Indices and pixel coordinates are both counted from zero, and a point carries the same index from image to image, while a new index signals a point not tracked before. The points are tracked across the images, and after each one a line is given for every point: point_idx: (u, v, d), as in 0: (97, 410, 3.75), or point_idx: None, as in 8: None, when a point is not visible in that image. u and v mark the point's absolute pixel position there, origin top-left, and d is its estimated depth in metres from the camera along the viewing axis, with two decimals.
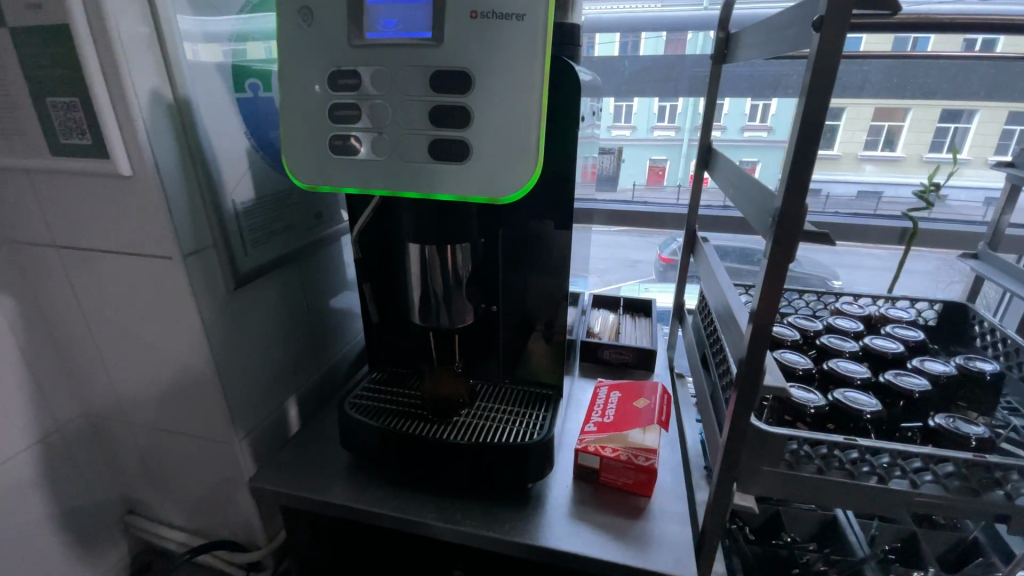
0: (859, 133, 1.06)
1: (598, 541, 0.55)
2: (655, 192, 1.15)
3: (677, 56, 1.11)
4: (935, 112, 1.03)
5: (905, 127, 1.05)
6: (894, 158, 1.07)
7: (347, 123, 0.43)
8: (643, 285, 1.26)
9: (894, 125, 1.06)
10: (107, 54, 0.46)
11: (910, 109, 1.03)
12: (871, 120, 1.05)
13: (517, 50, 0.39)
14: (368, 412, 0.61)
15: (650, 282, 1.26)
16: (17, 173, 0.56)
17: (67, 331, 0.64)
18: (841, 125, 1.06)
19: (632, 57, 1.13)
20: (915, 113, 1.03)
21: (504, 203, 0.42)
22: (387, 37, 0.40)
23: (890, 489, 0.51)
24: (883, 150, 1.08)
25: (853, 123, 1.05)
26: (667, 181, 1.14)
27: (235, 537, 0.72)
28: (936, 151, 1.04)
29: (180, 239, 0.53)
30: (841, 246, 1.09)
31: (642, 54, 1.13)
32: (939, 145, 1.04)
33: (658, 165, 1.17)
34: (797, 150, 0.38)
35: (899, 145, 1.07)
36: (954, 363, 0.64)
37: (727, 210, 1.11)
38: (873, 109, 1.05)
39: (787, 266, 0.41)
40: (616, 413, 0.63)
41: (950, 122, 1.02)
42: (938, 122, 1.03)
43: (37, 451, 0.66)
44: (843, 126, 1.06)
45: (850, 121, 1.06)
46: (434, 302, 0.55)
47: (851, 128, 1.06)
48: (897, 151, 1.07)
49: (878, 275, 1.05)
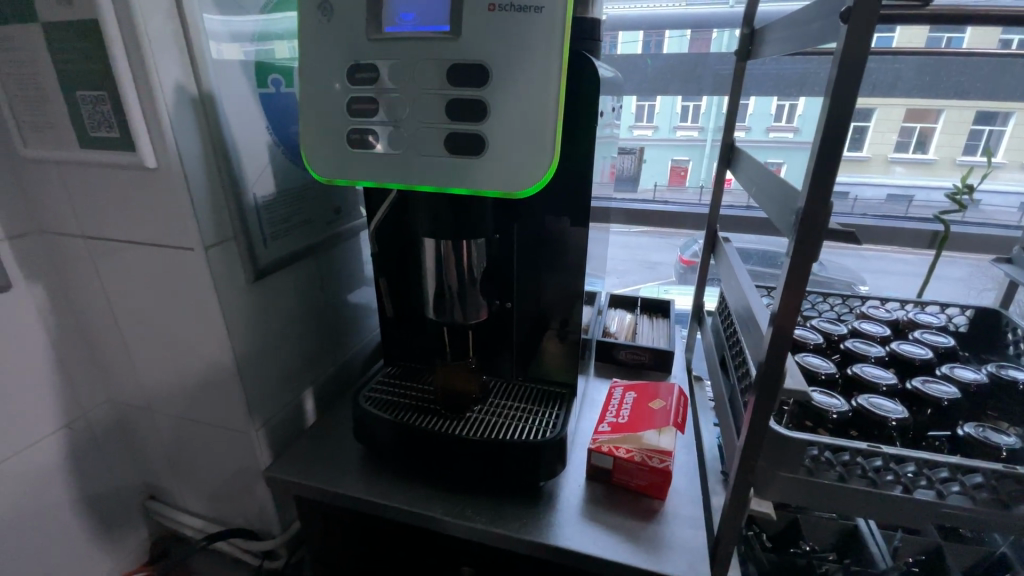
0: (888, 134, 1.03)
1: (609, 542, 0.55)
2: (676, 193, 1.15)
3: (701, 55, 1.09)
4: (969, 115, 0.99)
5: (937, 129, 1.02)
6: (926, 161, 1.04)
7: (364, 117, 0.43)
8: (664, 286, 1.24)
9: (926, 128, 1.02)
10: (135, 49, 0.47)
11: (944, 109, 0.99)
12: (901, 121, 1.01)
13: (535, 43, 0.38)
14: (381, 405, 0.62)
15: (670, 284, 1.25)
16: (49, 165, 0.57)
17: (94, 319, 0.66)
18: (871, 126, 1.03)
19: (656, 56, 1.11)
20: (949, 113, 0.99)
21: (519, 198, 0.42)
22: (405, 31, 0.40)
23: (915, 499, 0.49)
24: (914, 153, 1.05)
25: (883, 124, 1.02)
26: (689, 182, 1.13)
27: (251, 526, 0.73)
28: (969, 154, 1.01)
29: (202, 231, 0.54)
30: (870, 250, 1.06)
31: (665, 52, 1.11)
32: (973, 148, 1.00)
33: (680, 166, 1.15)
34: (822, 148, 0.37)
35: (931, 147, 1.04)
36: (985, 371, 0.61)
37: (750, 212, 1.09)
38: (904, 111, 1.01)
39: (810, 267, 0.40)
40: (631, 414, 0.62)
41: (983, 125, 0.99)
42: (972, 125, 0.99)
43: (64, 436, 0.68)
44: (872, 127, 1.03)
45: (880, 122, 1.02)
46: (448, 298, 0.55)
47: (880, 130, 1.03)
48: (929, 154, 1.04)
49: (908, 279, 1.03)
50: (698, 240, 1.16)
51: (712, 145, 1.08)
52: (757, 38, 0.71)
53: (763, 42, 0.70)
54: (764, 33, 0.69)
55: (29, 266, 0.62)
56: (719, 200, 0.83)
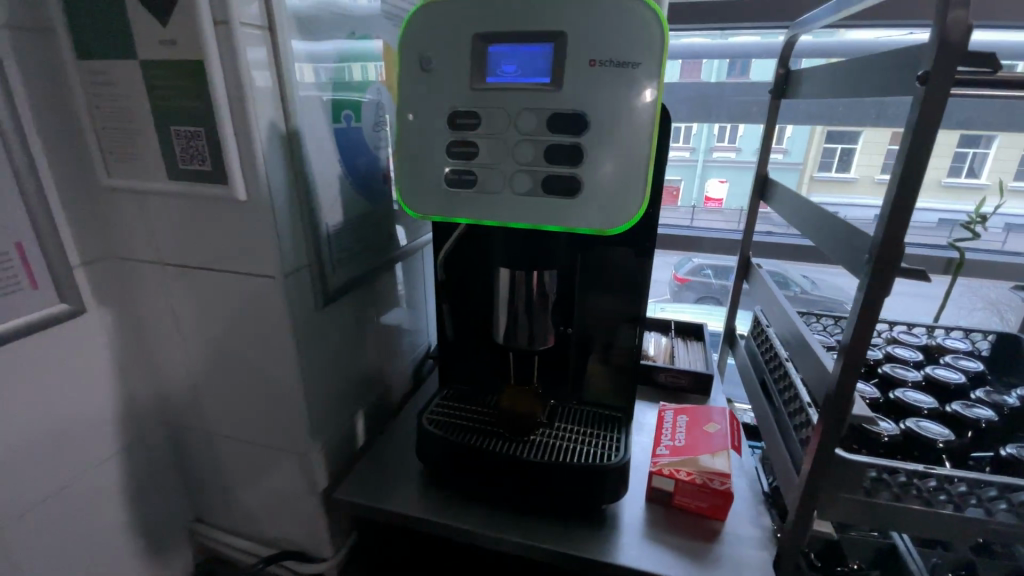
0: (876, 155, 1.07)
1: (676, 563, 0.57)
2: (669, 212, 1.17)
3: (694, 82, 1.13)
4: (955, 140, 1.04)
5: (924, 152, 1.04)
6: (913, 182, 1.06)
7: (464, 158, 0.46)
8: (658, 303, 1.31)
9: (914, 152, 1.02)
10: (237, 90, 0.50)
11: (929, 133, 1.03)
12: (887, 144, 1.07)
13: (632, 96, 0.42)
14: (446, 428, 0.64)
15: (664, 301, 1.32)
16: (130, 193, 0.59)
17: (159, 343, 0.67)
18: (858, 150, 1.09)
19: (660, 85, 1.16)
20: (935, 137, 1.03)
21: (610, 234, 0.45)
22: (507, 81, 0.44)
23: (968, 517, 0.52)
24: None
25: (869, 146, 1.07)
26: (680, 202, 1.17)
27: (303, 548, 0.74)
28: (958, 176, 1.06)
29: (284, 260, 0.57)
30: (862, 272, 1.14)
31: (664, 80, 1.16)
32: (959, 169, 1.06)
33: (674, 185, 1.14)
34: (898, 195, 0.40)
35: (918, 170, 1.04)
36: (1017, 394, 0.65)
37: (772, 237, 1.13)
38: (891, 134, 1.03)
39: (881, 301, 0.43)
40: (687, 437, 0.65)
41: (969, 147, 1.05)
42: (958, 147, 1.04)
43: (122, 459, 0.69)
44: (859, 149, 1.09)
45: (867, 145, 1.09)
46: (519, 326, 0.57)
47: (867, 151, 1.07)
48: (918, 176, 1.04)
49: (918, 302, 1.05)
50: (692, 260, 1.24)
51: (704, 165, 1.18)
52: (794, 78, 0.76)
53: (800, 82, 0.74)
54: (801, 76, 0.74)
55: (100, 290, 0.63)
56: (753, 228, 0.87)
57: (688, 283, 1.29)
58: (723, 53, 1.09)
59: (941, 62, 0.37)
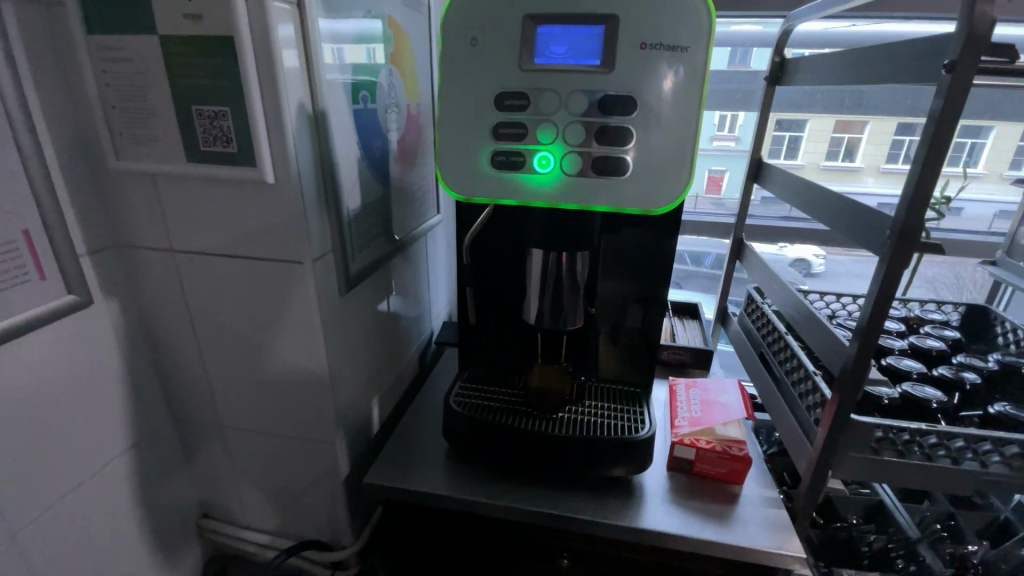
0: (821, 144, 1.15)
1: (703, 525, 0.60)
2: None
3: None
4: (890, 128, 1.10)
5: (863, 139, 1.13)
6: (852, 167, 1.15)
7: (511, 140, 0.46)
8: None
9: (853, 137, 1.14)
10: (267, 68, 0.48)
11: (868, 122, 1.11)
12: (831, 132, 1.14)
13: (682, 78, 0.43)
14: (474, 409, 0.64)
15: None
16: (140, 178, 0.56)
17: (169, 335, 0.65)
18: (805, 136, 1.14)
19: None
20: (871, 126, 1.11)
21: (655, 215, 0.46)
22: (556, 63, 0.44)
23: (964, 469, 0.57)
24: (843, 160, 1.16)
25: (816, 133, 1.13)
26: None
27: (323, 537, 0.73)
28: (892, 162, 1.11)
29: (311, 244, 0.55)
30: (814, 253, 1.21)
31: None
32: (895, 156, 1.11)
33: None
34: (922, 173, 0.44)
35: (858, 156, 1.14)
36: (993, 359, 0.72)
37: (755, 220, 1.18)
38: (833, 122, 1.13)
39: (900, 275, 0.47)
40: (703, 409, 0.68)
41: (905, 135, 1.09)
42: (893, 135, 1.10)
43: (131, 456, 0.66)
44: (806, 136, 1.14)
45: (813, 133, 1.14)
46: (551, 306, 0.58)
47: (814, 138, 1.14)
48: (856, 161, 1.14)
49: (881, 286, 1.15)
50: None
51: None
52: (789, 66, 0.80)
53: (796, 70, 0.78)
54: (796, 64, 0.77)
55: (107, 281, 0.59)
56: (747, 210, 0.91)
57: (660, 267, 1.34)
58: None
59: (968, 50, 0.40)
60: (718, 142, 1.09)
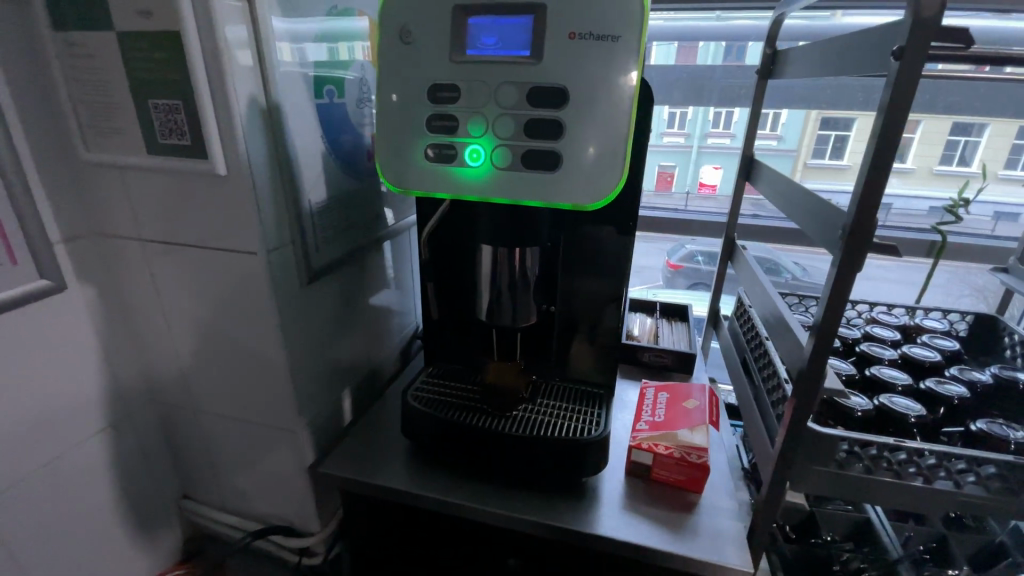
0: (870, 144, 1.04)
1: (654, 532, 0.58)
2: (661, 198, 1.20)
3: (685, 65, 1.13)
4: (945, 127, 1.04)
5: (917, 139, 1.05)
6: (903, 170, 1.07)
7: (444, 133, 0.46)
8: (654, 291, 1.30)
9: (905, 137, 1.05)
10: (214, 62, 0.49)
11: (921, 121, 1.04)
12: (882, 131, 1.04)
13: (614, 69, 0.42)
14: (431, 404, 0.64)
15: (656, 288, 1.33)
16: (111, 168, 0.59)
17: (144, 321, 0.67)
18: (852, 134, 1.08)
19: (649, 66, 1.15)
20: (926, 126, 1.04)
21: (589, 210, 0.45)
22: (487, 54, 0.44)
23: (936, 489, 0.53)
24: (895, 162, 1.05)
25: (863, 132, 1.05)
26: (676, 187, 1.19)
27: (290, 524, 0.75)
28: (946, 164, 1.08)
29: (266, 236, 0.56)
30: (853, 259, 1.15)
31: (655, 62, 1.15)
32: (950, 158, 1.07)
33: (667, 171, 1.16)
34: (871, 169, 0.41)
35: (910, 157, 1.07)
36: (989, 372, 0.67)
37: (759, 220, 1.13)
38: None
39: (852, 279, 0.44)
40: (667, 412, 0.66)
41: (960, 135, 1.05)
42: (949, 136, 1.05)
43: (108, 436, 0.69)
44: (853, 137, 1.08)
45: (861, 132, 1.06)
46: (501, 302, 0.58)
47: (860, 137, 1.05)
48: (908, 164, 1.08)
49: (900, 289, 1.09)
50: (684, 245, 1.27)
51: (698, 152, 1.17)
52: (781, 58, 0.76)
53: (786, 63, 0.74)
54: (785, 57, 0.74)
55: (82, 268, 0.62)
56: (738, 209, 0.87)
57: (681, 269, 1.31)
58: (719, 35, 1.10)
59: (917, 36, 0.37)
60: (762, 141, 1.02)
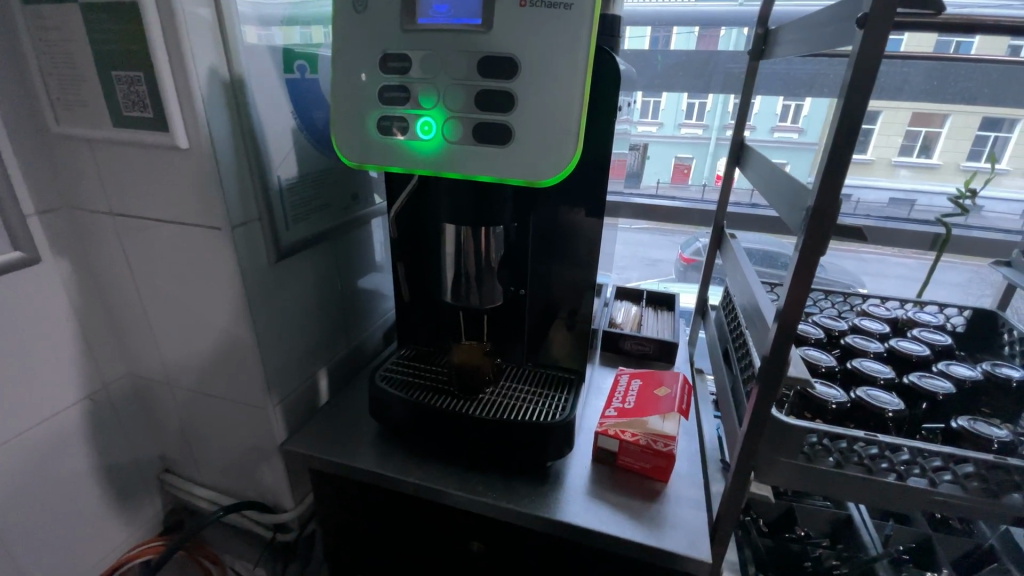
0: (893, 137, 1.04)
1: (615, 520, 0.57)
2: (680, 190, 1.16)
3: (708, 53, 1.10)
4: (973, 121, 1.00)
5: (942, 134, 1.03)
6: (930, 164, 1.05)
7: (395, 105, 0.45)
8: (664, 283, 1.25)
9: (931, 132, 1.03)
10: (172, 33, 0.49)
11: (949, 114, 1.00)
12: (906, 124, 1.02)
13: (565, 38, 0.40)
14: (398, 385, 0.64)
15: (670, 281, 1.27)
16: (80, 143, 0.59)
17: (119, 296, 0.68)
18: (876, 129, 1.03)
19: (665, 53, 1.12)
20: (954, 120, 1.00)
21: (542, 187, 0.43)
22: (437, 22, 0.42)
23: (908, 486, 0.51)
24: (919, 157, 1.06)
25: (888, 127, 1.03)
26: (692, 180, 1.15)
27: (265, 500, 0.76)
28: (974, 160, 1.01)
29: (229, 211, 0.56)
30: (869, 253, 1.09)
31: (674, 48, 1.12)
32: (978, 154, 1.01)
33: (684, 163, 1.16)
34: (834, 149, 0.39)
35: (935, 152, 1.04)
36: (980, 368, 0.64)
37: (756, 209, 1.10)
38: (910, 115, 1.01)
39: (815, 263, 0.42)
40: (637, 400, 0.65)
41: (989, 131, 0.99)
42: (977, 130, 1.00)
43: (86, 408, 0.70)
44: (877, 130, 1.04)
45: (886, 125, 1.03)
46: (465, 282, 0.57)
47: (886, 132, 1.04)
48: (933, 158, 1.04)
49: (906, 284, 1.06)
50: (699, 239, 1.20)
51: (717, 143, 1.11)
52: (771, 38, 0.73)
53: (776, 43, 0.71)
54: (776, 35, 0.70)
55: (55, 241, 0.63)
56: (728, 197, 0.85)
57: (695, 262, 1.22)
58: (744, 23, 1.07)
59: (881, 4, 0.35)
60: (779, 134, 1.04)
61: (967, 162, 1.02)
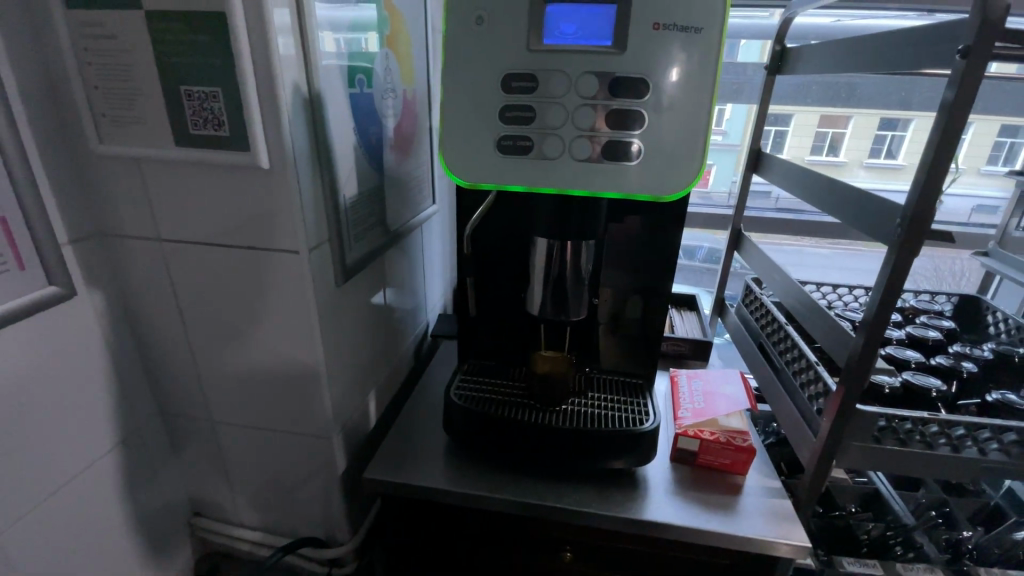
0: (805, 138, 1.10)
1: (708, 516, 0.60)
2: None
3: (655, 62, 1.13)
4: (873, 122, 1.10)
5: (846, 134, 1.12)
6: (837, 162, 1.13)
7: (519, 124, 0.45)
8: None
9: (836, 132, 1.12)
10: (262, 45, 0.46)
11: (852, 116, 1.11)
12: (816, 126, 1.10)
13: (696, 60, 0.42)
14: (477, 401, 0.63)
15: None
16: (125, 162, 0.54)
17: (158, 328, 0.62)
18: (791, 131, 1.08)
19: None
20: (856, 121, 1.11)
21: (667, 201, 0.45)
22: (565, 43, 0.43)
23: (965, 457, 0.57)
24: (827, 155, 1.13)
25: (802, 128, 1.08)
26: None
27: (319, 534, 0.72)
28: (874, 157, 1.11)
29: (307, 232, 0.53)
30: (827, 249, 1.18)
31: None
32: (877, 151, 1.11)
33: None
34: (933, 162, 0.44)
35: (841, 150, 1.13)
36: (988, 349, 0.73)
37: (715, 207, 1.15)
38: (818, 117, 1.10)
39: (908, 263, 0.48)
40: (706, 401, 0.70)
41: (887, 130, 1.10)
42: (876, 130, 1.10)
43: (119, 453, 0.63)
44: (791, 132, 1.07)
45: (799, 127, 1.09)
46: (555, 295, 0.57)
47: (799, 133, 1.08)
48: (840, 156, 1.13)
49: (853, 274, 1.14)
50: None
51: None
52: (789, 55, 0.79)
53: (795, 60, 0.77)
54: (797, 53, 0.76)
55: (89, 270, 0.57)
56: (746, 201, 0.90)
57: None
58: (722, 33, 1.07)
59: (983, 37, 0.41)
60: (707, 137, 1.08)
61: (869, 159, 1.12)
